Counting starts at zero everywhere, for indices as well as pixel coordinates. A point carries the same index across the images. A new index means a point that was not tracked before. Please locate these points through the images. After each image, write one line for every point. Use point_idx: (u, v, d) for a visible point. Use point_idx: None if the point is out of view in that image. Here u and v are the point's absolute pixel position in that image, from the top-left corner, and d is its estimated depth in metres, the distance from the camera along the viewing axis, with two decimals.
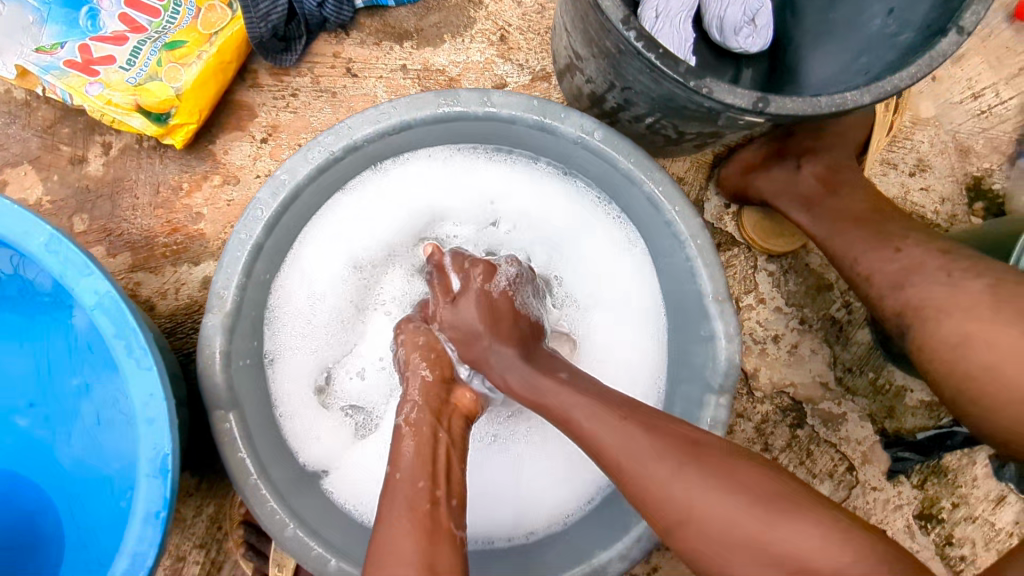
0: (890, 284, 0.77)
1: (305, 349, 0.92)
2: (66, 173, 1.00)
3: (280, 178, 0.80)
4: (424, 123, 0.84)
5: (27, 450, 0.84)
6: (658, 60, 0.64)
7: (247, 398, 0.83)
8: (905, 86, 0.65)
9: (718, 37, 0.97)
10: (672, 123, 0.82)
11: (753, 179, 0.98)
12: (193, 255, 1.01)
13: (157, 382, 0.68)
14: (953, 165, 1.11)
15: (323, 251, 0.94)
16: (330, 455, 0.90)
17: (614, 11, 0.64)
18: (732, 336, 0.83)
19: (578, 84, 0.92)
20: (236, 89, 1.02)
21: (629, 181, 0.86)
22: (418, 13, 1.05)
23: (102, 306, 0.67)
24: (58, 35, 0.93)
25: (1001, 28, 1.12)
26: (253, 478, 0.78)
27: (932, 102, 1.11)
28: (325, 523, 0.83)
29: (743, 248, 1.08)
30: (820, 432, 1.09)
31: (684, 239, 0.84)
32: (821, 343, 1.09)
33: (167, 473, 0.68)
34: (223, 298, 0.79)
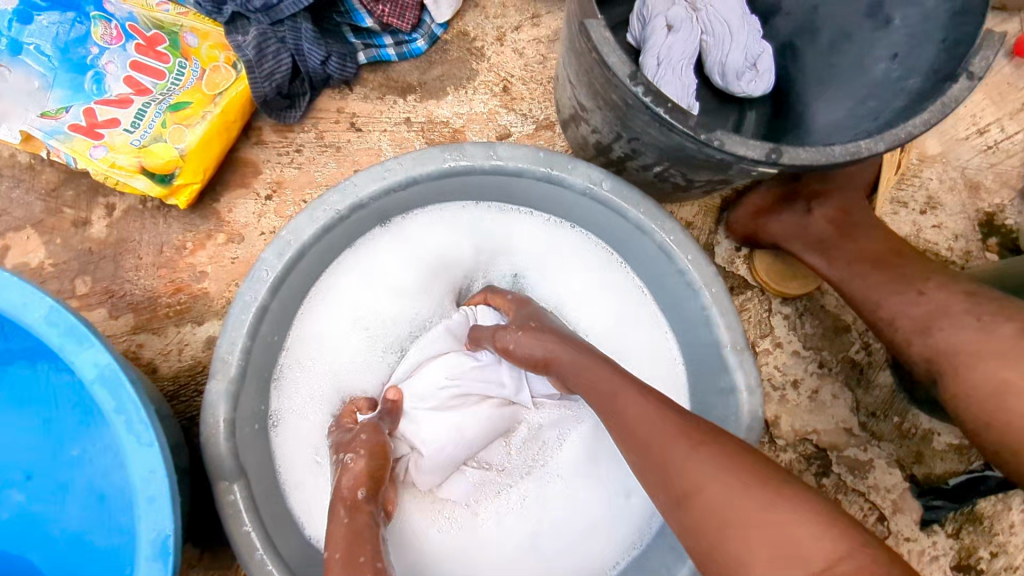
0: (916, 328, 0.75)
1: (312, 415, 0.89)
2: (69, 236, 0.99)
3: (285, 240, 0.79)
4: (430, 178, 0.83)
5: (21, 531, 0.79)
6: (667, 114, 0.63)
7: (252, 467, 0.80)
8: (918, 132, 0.64)
9: (721, 83, 0.97)
10: (681, 171, 0.81)
11: (765, 224, 0.96)
12: (197, 314, 0.99)
13: (158, 458, 0.65)
14: (964, 202, 1.10)
15: (332, 312, 0.92)
16: None
17: (620, 68, 0.64)
18: (754, 388, 0.80)
19: (583, 133, 0.91)
20: (241, 147, 1.02)
21: (640, 231, 0.84)
22: (421, 66, 1.05)
23: (102, 379, 0.65)
24: (63, 98, 0.92)
25: (1001, 64, 1.12)
26: (258, 553, 0.74)
27: (938, 139, 1.10)
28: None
29: (756, 291, 1.06)
30: (847, 481, 1.04)
31: (700, 288, 0.82)
32: (842, 388, 1.06)
33: (168, 556, 0.64)
34: (227, 362, 0.77)
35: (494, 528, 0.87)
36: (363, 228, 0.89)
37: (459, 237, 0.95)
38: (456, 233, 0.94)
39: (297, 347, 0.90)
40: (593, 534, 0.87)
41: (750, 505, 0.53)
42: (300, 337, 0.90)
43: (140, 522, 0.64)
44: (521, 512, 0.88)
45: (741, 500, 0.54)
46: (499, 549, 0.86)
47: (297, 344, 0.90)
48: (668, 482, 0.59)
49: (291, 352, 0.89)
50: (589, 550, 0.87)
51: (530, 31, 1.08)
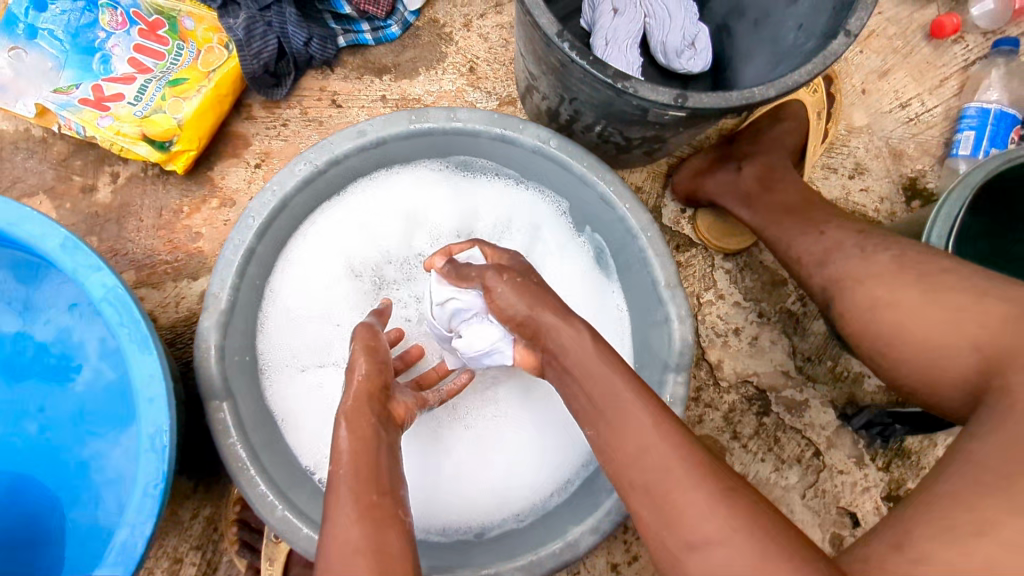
0: (816, 261, 0.86)
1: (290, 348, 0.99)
2: (78, 202, 1.10)
3: (270, 190, 0.90)
4: (398, 138, 0.94)
5: (35, 451, 0.89)
6: (589, 66, 0.75)
7: (241, 392, 0.90)
8: (804, 81, 0.75)
9: (664, 60, 1.10)
10: (617, 129, 0.92)
11: (702, 183, 1.08)
12: (192, 270, 1.10)
13: (157, 365, 0.75)
14: (888, 168, 1.21)
15: (313, 260, 1.02)
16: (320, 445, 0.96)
17: (549, 27, 0.75)
18: (684, 318, 0.91)
19: (537, 102, 1.03)
20: (233, 122, 1.13)
21: (584, 184, 0.95)
22: (395, 50, 1.17)
23: (109, 299, 0.75)
24: (74, 77, 1.04)
25: (920, 45, 1.24)
26: (243, 462, 0.85)
27: (864, 112, 1.22)
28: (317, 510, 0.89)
29: (700, 248, 1.17)
30: (785, 419, 1.15)
31: (636, 232, 0.93)
32: (780, 335, 1.16)
33: (165, 449, 0.74)
34: (218, 298, 0.87)
35: (455, 457, 0.99)
36: (338, 186, 1.00)
37: (426, 194, 1.06)
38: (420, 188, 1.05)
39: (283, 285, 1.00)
40: (542, 455, 0.99)
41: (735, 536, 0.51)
42: (282, 283, 1.00)
43: (142, 420, 0.74)
44: (486, 446, 0.99)
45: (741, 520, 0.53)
46: (459, 487, 0.97)
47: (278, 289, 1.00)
48: (672, 524, 0.53)
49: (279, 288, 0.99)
50: (545, 472, 0.98)
51: (494, 18, 1.20)
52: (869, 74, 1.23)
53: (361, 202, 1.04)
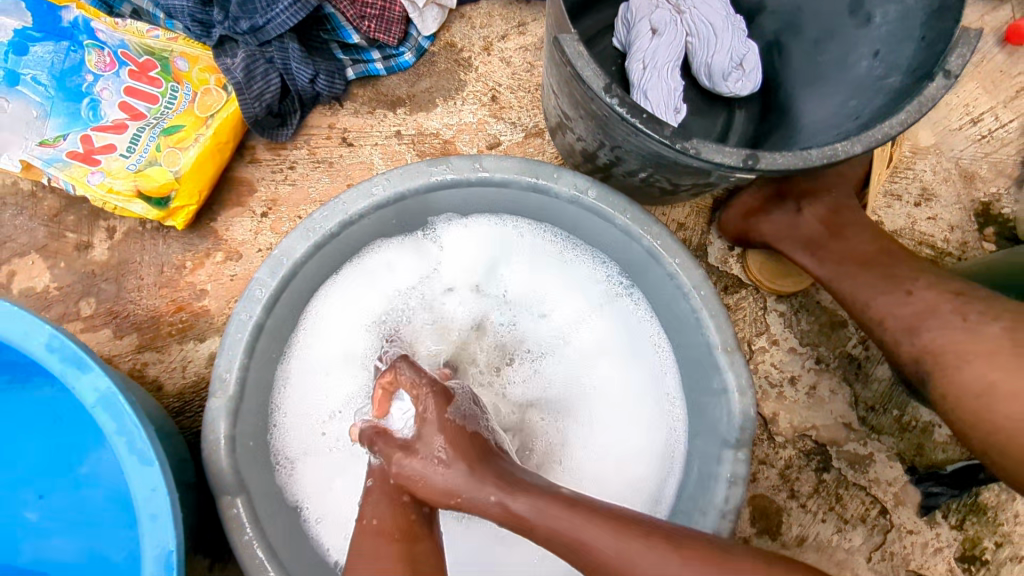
0: (903, 326, 0.76)
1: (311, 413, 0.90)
2: (73, 260, 1.01)
3: (278, 258, 0.80)
4: (418, 192, 0.84)
5: (37, 545, 0.81)
6: (643, 124, 0.65)
7: (255, 480, 0.82)
8: (895, 133, 0.64)
9: (708, 83, 0.97)
10: (665, 177, 0.82)
11: (755, 224, 0.95)
12: (199, 332, 1.01)
13: (160, 476, 0.66)
14: (959, 193, 1.09)
15: (341, 318, 0.93)
16: (332, 519, 0.88)
17: (595, 81, 0.64)
18: (745, 388, 0.80)
19: (570, 141, 0.92)
20: (234, 166, 1.04)
21: (627, 236, 0.85)
22: (409, 79, 1.07)
23: (103, 402, 0.67)
24: (61, 126, 0.95)
25: (993, 52, 1.11)
26: (260, 561, 0.76)
27: (931, 130, 1.10)
28: None
29: (750, 289, 1.06)
30: (848, 475, 1.04)
31: (688, 291, 0.83)
32: (840, 383, 1.06)
33: (173, 570, 0.66)
34: (226, 380, 0.79)
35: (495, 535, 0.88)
36: (353, 243, 0.90)
37: (463, 249, 0.95)
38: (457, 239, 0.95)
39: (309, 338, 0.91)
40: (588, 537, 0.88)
41: (627, 551, 0.66)
42: (302, 349, 0.91)
43: (144, 540, 0.66)
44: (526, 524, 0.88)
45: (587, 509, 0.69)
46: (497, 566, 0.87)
47: (304, 344, 0.91)
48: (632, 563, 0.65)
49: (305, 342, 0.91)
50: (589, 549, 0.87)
51: (517, 40, 1.09)
52: None
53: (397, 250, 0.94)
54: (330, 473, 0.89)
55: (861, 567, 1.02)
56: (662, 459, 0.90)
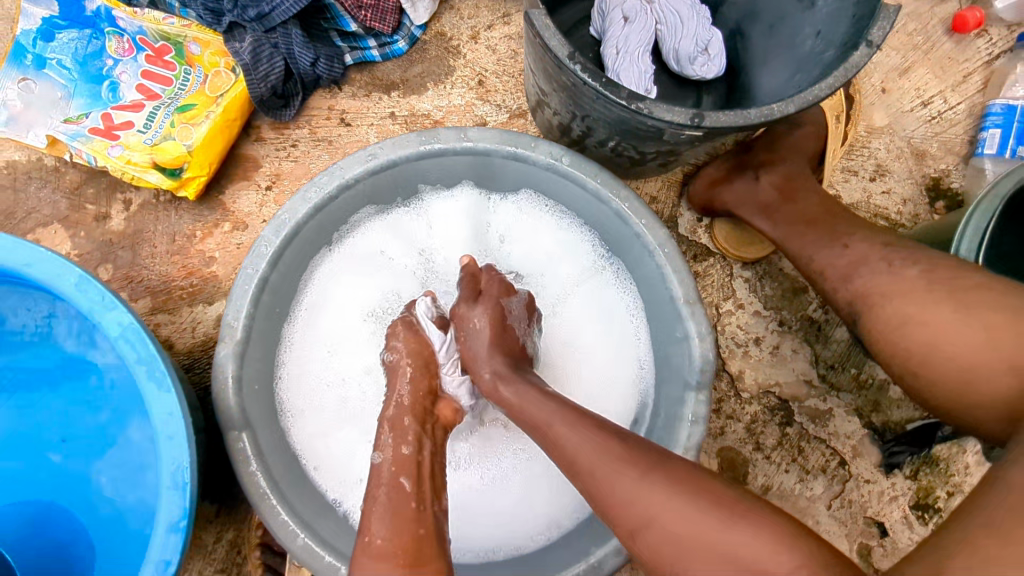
0: (840, 276, 0.85)
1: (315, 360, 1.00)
2: (92, 229, 1.10)
3: (281, 218, 0.89)
4: (409, 160, 0.93)
5: (61, 482, 0.89)
6: (602, 88, 0.73)
7: (259, 420, 0.90)
8: (825, 95, 0.73)
9: (676, 67, 1.06)
10: (631, 145, 0.91)
11: (718, 194, 1.06)
12: (208, 295, 1.09)
13: (176, 402, 0.74)
14: (911, 169, 1.18)
15: (344, 277, 1.03)
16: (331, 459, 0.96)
17: (560, 49, 0.73)
18: (705, 335, 0.89)
19: (547, 117, 1.01)
20: (242, 144, 1.13)
21: (598, 200, 0.94)
22: (403, 65, 1.16)
23: (126, 336, 0.75)
24: (83, 106, 1.05)
25: (942, 40, 1.21)
26: (263, 490, 0.84)
27: (884, 112, 1.19)
28: (323, 523, 0.88)
29: (718, 257, 1.15)
30: (809, 429, 1.12)
31: (653, 249, 0.91)
32: (802, 343, 1.14)
33: (187, 485, 0.74)
34: (234, 327, 0.87)
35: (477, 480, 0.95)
36: (350, 210, 0.99)
37: (456, 217, 1.05)
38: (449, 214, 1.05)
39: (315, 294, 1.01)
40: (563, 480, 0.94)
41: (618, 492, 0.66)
42: (309, 303, 1.01)
43: (162, 458, 0.74)
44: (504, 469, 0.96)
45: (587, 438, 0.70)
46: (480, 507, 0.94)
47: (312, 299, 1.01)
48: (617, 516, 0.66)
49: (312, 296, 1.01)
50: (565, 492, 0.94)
51: (502, 29, 1.18)
52: (889, 72, 1.19)
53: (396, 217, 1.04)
54: (329, 418, 0.98)
55: (821, 514, 1.10)
56: (634, 407, 0.99)
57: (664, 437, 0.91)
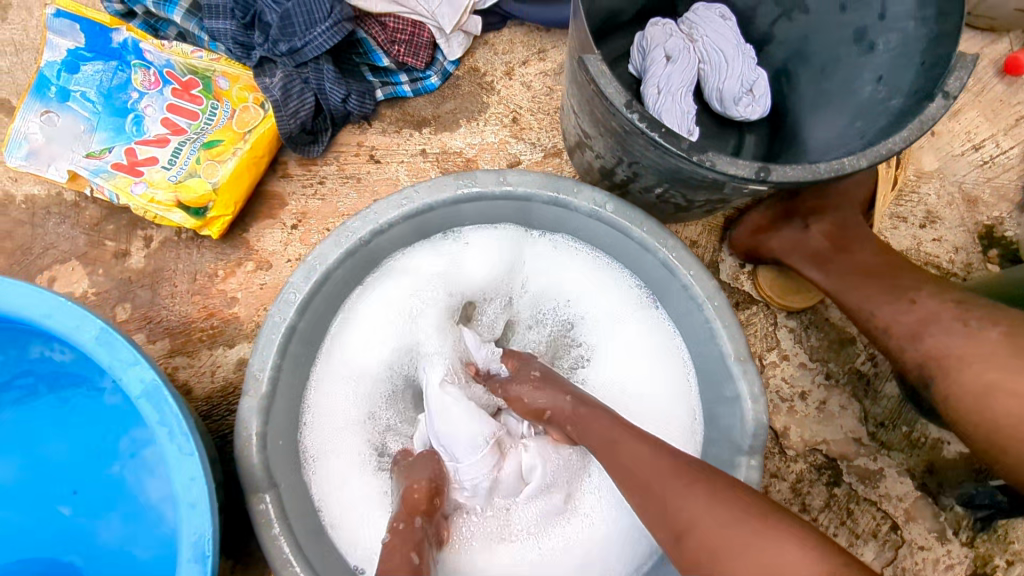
0: (907, 334, 0.79)
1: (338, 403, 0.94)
2: (111, 267, 1.06)
3: (311, 264, 0.84)
4: (445, 204, 0.89)
5: (71, 539, 0.84)
6: (661, 138, 0.69)
7: (282, 477, 0.84)
8: (899, 149, 0.68)
9: (720, 107, 1.02)
10: (680, 192, 0.86)
11: (764, 240, 1.00)
12: (228, 337, 1.05)
13: (199, 467, 0.69)
14: (962, 215, 1.13)
15: (371, 315, 0.97)
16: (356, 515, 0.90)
17: (617, 97, 0.69)
18: (758, 396, 0.83)
19: (588, 159, 0.97)
20: (268, 180, 1.09)
21: (644, 248, 0.89)
22: (435, 101, 1.12)
23: (147, 394, 0.70)
24: (107, 139, 1.01)
25: (993, 82, 1.16)
26: (287, 557, 0.78)
27: (934, 156, 1.14)
28: None
29: (761, 305, 1.09)
30: (858, 490, 1.05)
31: (702, 302, 0.86)
32: (850, 399, 1.08)
33: (207, 558, 0.68)
34: (259, 379, 0.82)
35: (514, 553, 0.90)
36: (382, 251, 0.94)
37: (491, 253, 0.99)
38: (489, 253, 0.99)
39: (340, 333, 0.96)
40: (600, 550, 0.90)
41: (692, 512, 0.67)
42: (333, 342, 0.95)
43: (182, 527, 0.69)
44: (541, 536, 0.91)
45: (728, 522, 0.66)
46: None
47: (337, 338, 0.96)
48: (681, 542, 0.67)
49: (338, 335, 0.96)
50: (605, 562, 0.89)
51: (537, 65, 1.15)
52: None
53: (427, 253, 0.98)
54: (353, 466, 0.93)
55: None
56: None
57: None
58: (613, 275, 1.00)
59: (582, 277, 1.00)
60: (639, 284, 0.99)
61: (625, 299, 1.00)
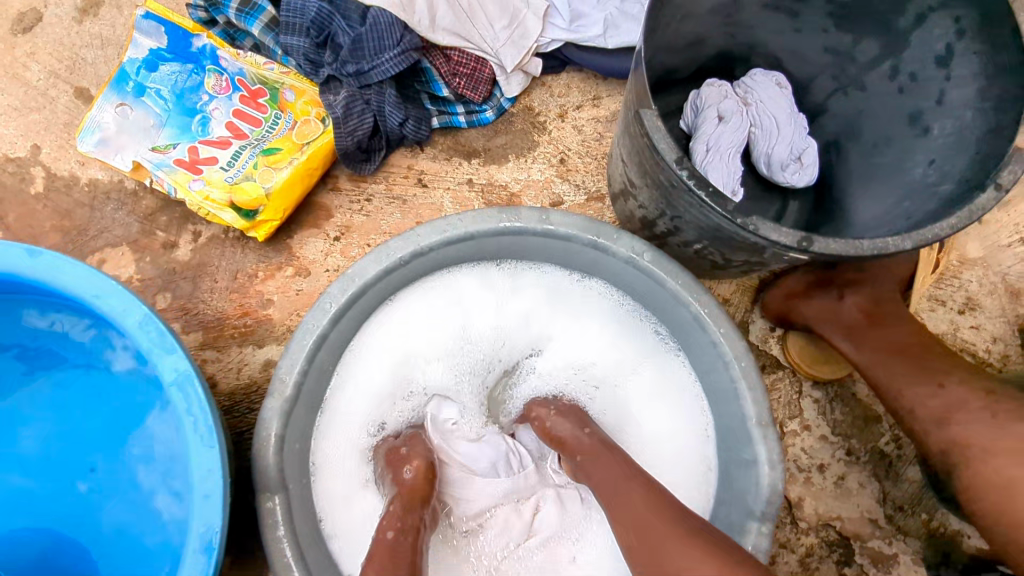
0: (934, 418, 0.79)
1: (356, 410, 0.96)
2: (158, 256, 1.10)
3: (351, 278, 0.87)
4: (487, 234, 0.90)
5: (80, 520, 0.85)
6: (707, 197, 0.70)
7: (294, 482, 0.85)
8: (945, 235, 0.68)
9: (765, 171, 1.03)
10: (719, 251, 0.87)
11: (797, 305, 1.00)
12: (259, 337, 1.07)
13: (218, 460, 0.71)
14: (1004, 307, 1.11)
15: (401, 329, 0.99)
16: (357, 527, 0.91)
17: (668, 153, 0.71)
18: (776, 463, 0.82)
19: (631, 208, 0.98)
20: (318, 191, 1.12)
21: (676, 301, 0.89)
22: (487, 134, 1.15)
23: (179, 383, 0.72)
24: (172, 136, 1.06)
25: None
26: (287, 562, 0.79)
27: (980, 243, 1.13)
28: None
29: (787, 371, 1.08)
30: (870, 573, 1.02)
31: (729, 360, 0.86)
32: (869, 478, 1.05)
33: (213, 551, 0.69)
34: (285, 382, 0.83)
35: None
36: (420, 271, 0.96)
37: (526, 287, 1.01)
38: (521, 287, 1.02)
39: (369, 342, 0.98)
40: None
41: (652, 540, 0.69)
42: (361, 350, 0.97)
43: (194, 517, 0.70)
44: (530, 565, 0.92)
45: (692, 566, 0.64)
46: None
47: (365, 348, 0.97)
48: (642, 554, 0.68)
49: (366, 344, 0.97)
50: None
51: (590, 111, 1.18)
52: None
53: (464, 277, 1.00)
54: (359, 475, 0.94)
55: None
56: None
57: None
58: (641, 326, 1.00)
59: (612, 323, 1.01)
60: (665, 337, 0.99)
61: (650, 351, 1.00)
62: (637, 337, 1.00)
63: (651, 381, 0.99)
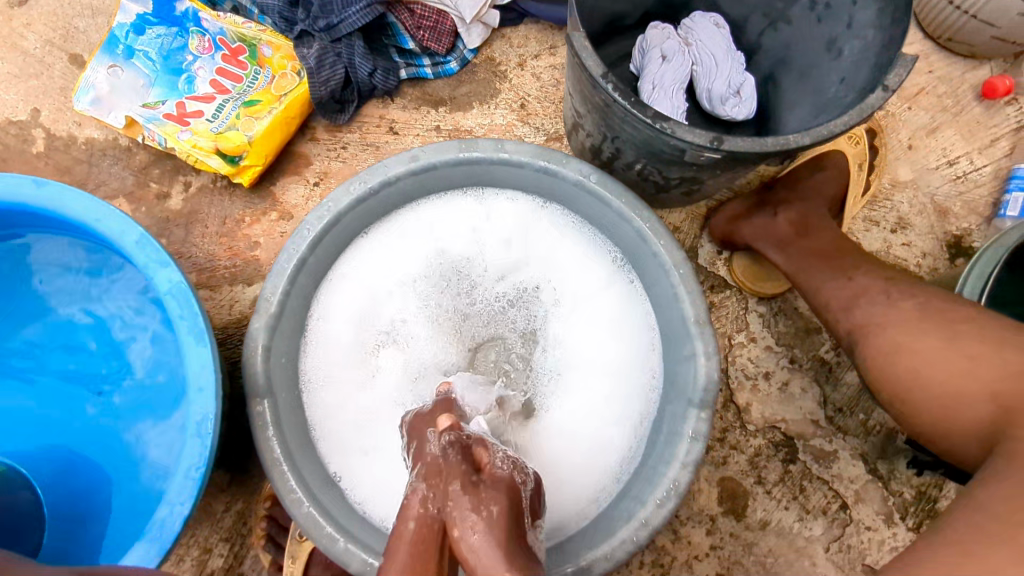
0: (841, 306, 0.89)
1: (338, 329, 1.06)
2: (152, 206, 1.20)
3: (325, 206, 0.96)
4: (448, 164, 1.00)
5: (93, 434, 0.95)
6: (630, 106, 0.80)
7: (281, 391, 0.95)
8: (840, 131, 0.78)
9: (708, 106, 1.11)
10: (656, 169, 0.96)
11: (738, 227, 1.10)
12: (248, 276, 1.17)
13: (209, 357, 0.81)
14: (933, 224, 1.20)
15: (377, 256, 1.09)
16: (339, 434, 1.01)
17: (595, 69, 0.80)
18: (711, 354, 0.92)
19: (581, 139, 1.07)
20: (298, 142, 1.22)
21: (621, 218, 0.99)
22: (452, 84, 1.25)
23: (172, 293, 0.82)
24: (161, 94, 1.15)
25: (971, 105, 1.24)
26: (276, 455, 0.88)
27: (909, 167, 1.22)
28: (327, 496, 0.92)
29: (734, 290, 1.18)
30: (812, 467, 1.13)
31: (669, 268, 0.96)
32: (811, 383, 1.15)
33: (208, 435, 0.79)
34: (269, 301, 0.93)
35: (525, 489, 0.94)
36: (391, 203, 1.06)
37: (490, 215, 1.11)
38: (487, 217, 1.11)
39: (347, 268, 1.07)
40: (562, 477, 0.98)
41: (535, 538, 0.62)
42: (340, 276, 1.07)
43: (191, 407, 0.80)
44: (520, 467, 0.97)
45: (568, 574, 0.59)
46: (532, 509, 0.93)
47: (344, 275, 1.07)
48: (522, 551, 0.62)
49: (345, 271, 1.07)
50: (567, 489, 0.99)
51: (548, 59, 1.27)
52: (916, 131, 1.23)
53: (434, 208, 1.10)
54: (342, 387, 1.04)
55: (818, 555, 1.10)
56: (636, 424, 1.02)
57: (661, 453, 0.93)
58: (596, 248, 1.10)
59: (570, 246, 1.10)
60: (618, 258, 1.09)
61: (605, 270, 1.09)
62: (592, 258, 1.10)
63: (607, 296, 1.09)
